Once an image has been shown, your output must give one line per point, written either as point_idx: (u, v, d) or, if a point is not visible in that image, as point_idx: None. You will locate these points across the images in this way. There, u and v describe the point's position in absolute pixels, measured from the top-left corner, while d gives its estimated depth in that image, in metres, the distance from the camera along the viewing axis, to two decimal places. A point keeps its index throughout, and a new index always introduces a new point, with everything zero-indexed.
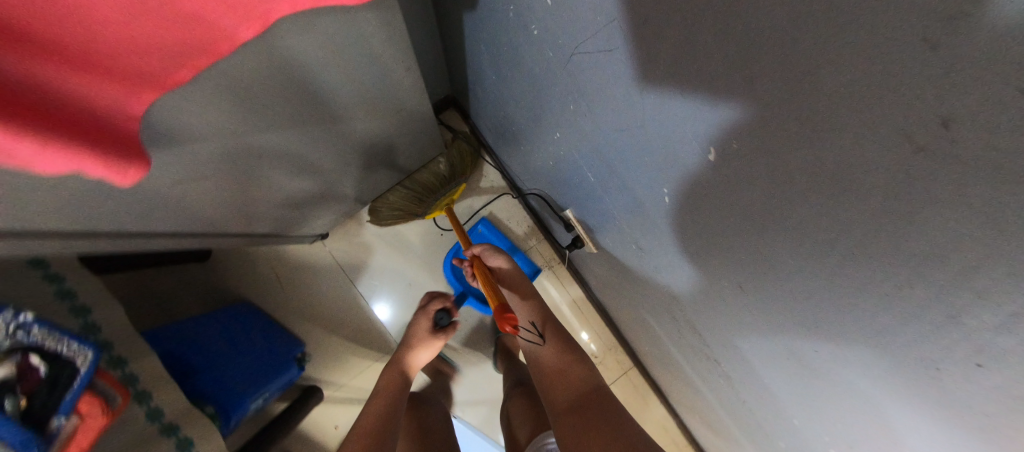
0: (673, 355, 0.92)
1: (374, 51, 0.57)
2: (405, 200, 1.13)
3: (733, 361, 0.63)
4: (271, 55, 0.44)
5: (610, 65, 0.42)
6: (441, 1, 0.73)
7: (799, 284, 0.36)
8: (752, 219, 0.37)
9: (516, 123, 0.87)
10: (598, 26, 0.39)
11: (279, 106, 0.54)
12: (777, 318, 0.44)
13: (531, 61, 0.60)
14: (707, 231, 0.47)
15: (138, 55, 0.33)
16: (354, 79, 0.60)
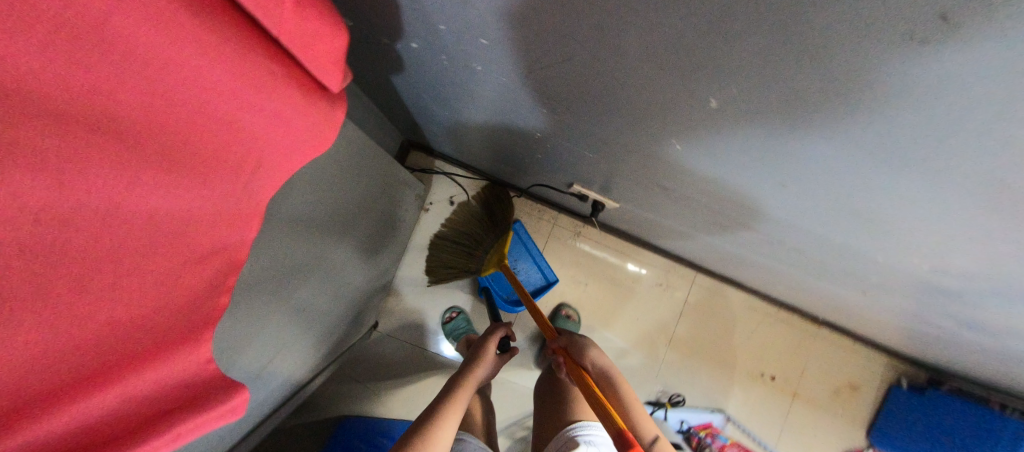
0: (735, 258, 0.94)
1: (342, 167, 0.56)
2: (458, 256, 1.10)
3: (801, 245, 0.64)
4: (271, 235, 0.44)
5: (572, 67, 0.41)
6: (362, 76, 0.71)
7: (846, 170, 0.37)
8: (776, 138, 0.37)
9: (486, 139, 0.86)
10: (546, 41, 0.38)
11: (296, 266, 0.54)
12: (834, 200, 0.44)
13: (480, 88, 0.59)
14: (730, 160, 0.47)
15: (177, 316, 0.33)
16: (339, 200, 0.60)
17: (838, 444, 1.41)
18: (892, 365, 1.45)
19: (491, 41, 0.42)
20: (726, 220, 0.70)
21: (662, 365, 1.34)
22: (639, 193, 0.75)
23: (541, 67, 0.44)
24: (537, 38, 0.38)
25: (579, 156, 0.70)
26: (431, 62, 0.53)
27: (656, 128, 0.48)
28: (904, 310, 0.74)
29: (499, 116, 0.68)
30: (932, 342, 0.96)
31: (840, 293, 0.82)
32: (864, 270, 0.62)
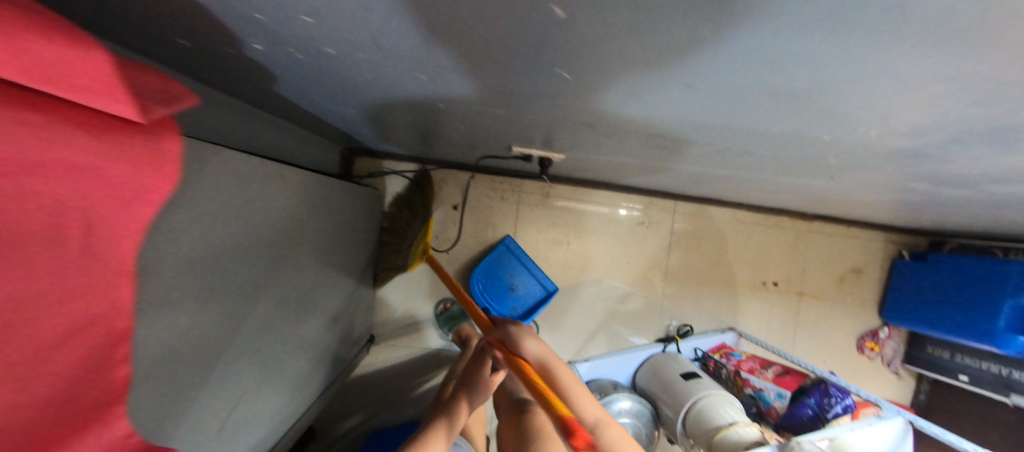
0: (699, 176, 0.89)
1: (239, 202, 0.51)
2: (388, 258, 1.13)
3: (749, 149, 0.59)
4: (162, 301, 0.40)
5: (413, 25, 0.34)
6: (243, 94, 0.64)
7: (754, 58, 0.31)
8: (663, 45, 0.31)
9: (409, 126, 0.80)
10: (359, 2, 0.31)
11: (220, 319, 0.50)
12: (760, 90, 0.38)
13: (358, 75, 0.52)
14: (637, 81, 0.41)
15: (61, 432, 0.26)
16: (252, 234, 0.55)
17: (852, 329, 1.42)
18: (889, 240, 1.44)
19: (315, 19, 0.35)
20: (668, 144, 0.64)
21: (664, 301, 1.34)
22: (573, 139, 0.69)
23: (390, 35, 0.37)
24: (349, 0, 0.31)
25: (499, 119, 0.64)
26: (294, 59, 0.47)
27: (545, 73, 0.42)
28: (875, 184, 0.70)
29: (399, 98, 0.62)
30: (920, 208, 0.93)
31: (810, 184, 0.78)
32: (821, 156, 0.57)
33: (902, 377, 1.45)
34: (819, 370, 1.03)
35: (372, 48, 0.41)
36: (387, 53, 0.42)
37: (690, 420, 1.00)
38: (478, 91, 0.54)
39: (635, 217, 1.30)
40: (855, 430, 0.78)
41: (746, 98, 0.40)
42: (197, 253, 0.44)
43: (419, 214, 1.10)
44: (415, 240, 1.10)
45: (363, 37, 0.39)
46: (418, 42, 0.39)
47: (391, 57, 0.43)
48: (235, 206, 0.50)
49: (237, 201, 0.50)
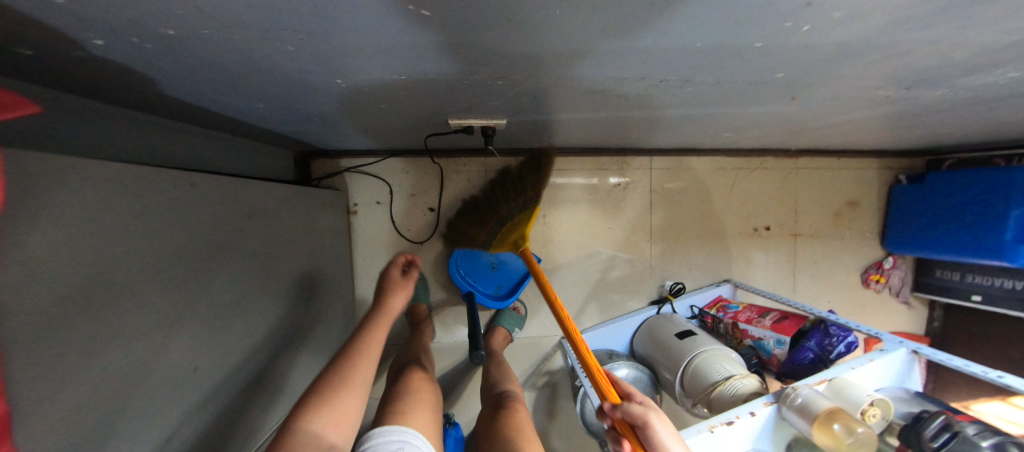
0: (658, 124, 0.82)
1: (134, 225, 0.47)
2: (471, 223, 1.05)
3: (690, 80, 0.53)
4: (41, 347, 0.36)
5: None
6: (139, 108, 0.59)
7: None
8: None
9: (337, 118, 0.74)
10: None
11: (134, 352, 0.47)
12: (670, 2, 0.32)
13: (237, 67, 0.47)
14: (530, 18, 0.35)
15: None
16: (163, 258, 0.51)
17: (855, 265, 1.35)
18: (885, 166, 1.36)
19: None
20: (603, 90, 0.58)
21: (653, 262, 1.28)
22: (503, 100, 0.63)
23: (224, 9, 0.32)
24: None
25: (415, 92, 0.59)
26: (151, 55, 0.42)
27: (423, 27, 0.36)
28: (844, 97, 0.62)
29: (300, 88, 0.56)
30: (906, 122, 0.85)
31: (774, 111, 0.71)
32: (767, 75, 0.51)
33: (913, 306, 1.38)
34: (817, 311, 0.98)
35: (215, 27, 0.35)
36: (236, 32, 0.37)
37: (686, 379, 0.97)
38: (376, 68, 0.48)
39: (612, 179, 1.24)
40: (855, 368, 0.73)
41: (654, 11, 0.34)
42: (78, 286, 0.39)
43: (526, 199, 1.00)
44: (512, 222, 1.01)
45: (195, 16, 0.33)
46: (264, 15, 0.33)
47: (246, 36, 0.37)
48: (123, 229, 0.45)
49: (125, 222, 0.46)
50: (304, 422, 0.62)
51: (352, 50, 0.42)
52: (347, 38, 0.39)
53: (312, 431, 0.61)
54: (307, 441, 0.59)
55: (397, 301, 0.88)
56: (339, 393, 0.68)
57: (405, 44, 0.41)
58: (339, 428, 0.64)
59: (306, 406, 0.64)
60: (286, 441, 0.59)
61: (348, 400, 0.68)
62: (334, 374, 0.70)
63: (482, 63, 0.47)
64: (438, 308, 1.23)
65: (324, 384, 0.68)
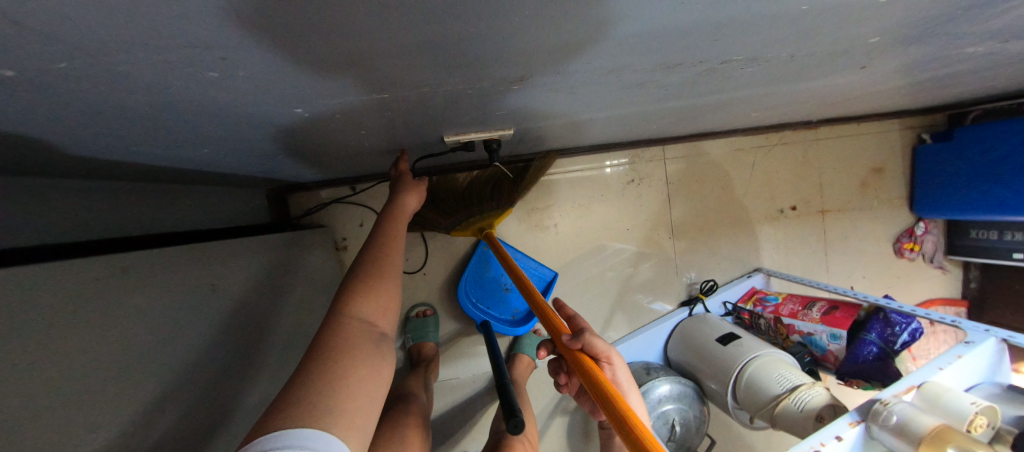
0: (688, 113, 0.71)
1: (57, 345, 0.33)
2: (431, 204, 0.85)
3: (762, 57, 0.41)
4: None
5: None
6: (46, 171, 0.44)
7: None
8: None
9: (310, 149, 0.61)
10: None
11: None
12: None
13: (164, 109, 0.33)
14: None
15: None
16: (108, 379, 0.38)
17: (886, 235, 1.28)
18: (907, 126, 1.27)
19: None
20: (645, 83, 0.46)
21: (678, 260, 1.18)
22: (517, 108, 0.51)
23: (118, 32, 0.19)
24: None
25: (408, 113, 0.46)
26: (18, 113, 0.28)
27: (441, 25, 0.24)
28: (923, 61, 0.52)
29: (259, 124, 0.43)
30: (957, 80, 0.76)
31: (829, 84, 0.61)
32: (862, 41, 0.40)
33: (947, 270, 1.32)
34: (870, 296, 0.89)
35: (93, 63, 0.22)
36: (133, 66, 0.24)
37: (740, 391, 0.87)
38: (360, 90, 0.35)
39: (618, 166, 1.12)
40: (943, 369, 0.64)
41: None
42: None
43: (499, 202, 0.86)
44: (476, 218, 0.85)
45: (50, 50, 0.20)
46: (192, 37, 0.20)
47: (163, 67, 0.24)
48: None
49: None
50: (352, 309, 0.52)
51: (328, 68, 0.29)
52: (308, 55, 0.26)
53: (361, 319, 0.52)
54: (360, 328, 0.51)
55: (412, 200, 0.70)
56: (384, 274, 0.57)
57: (394, 55, 0.28)
58: (391, 315, 0.55)
59: (349, 291, 0.54)
60: (340, 330, 0.49)
61: (392, 283, 0.58)
62: (371, 256, 0.59)
63: (501, 69, 0.35)
64: (452, 340, 1.11)
65: (363, 267, 0.57)
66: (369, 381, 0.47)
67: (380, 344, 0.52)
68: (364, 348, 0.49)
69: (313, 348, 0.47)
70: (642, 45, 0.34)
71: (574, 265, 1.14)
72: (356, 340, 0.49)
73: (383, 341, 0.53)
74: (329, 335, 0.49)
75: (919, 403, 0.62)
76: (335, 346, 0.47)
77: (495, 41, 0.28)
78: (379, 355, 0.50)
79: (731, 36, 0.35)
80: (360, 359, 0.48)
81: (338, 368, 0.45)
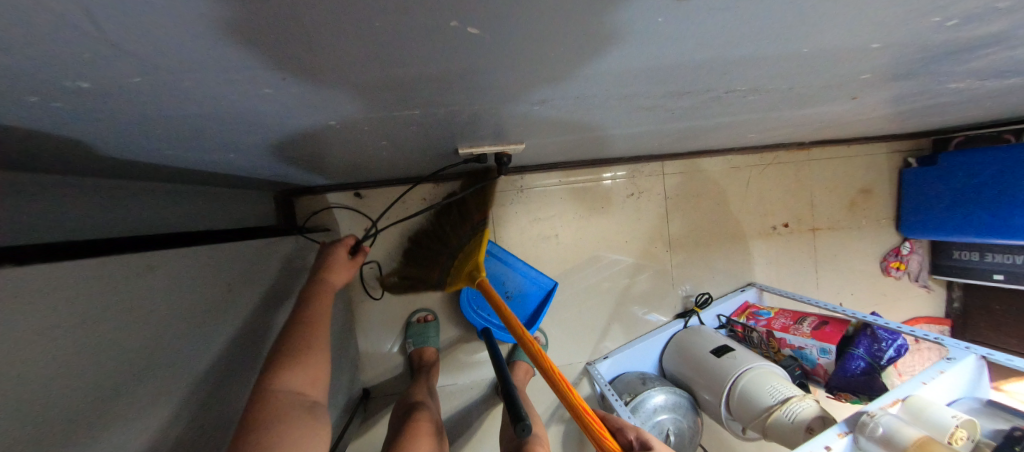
0: (690, 133, 0.75)
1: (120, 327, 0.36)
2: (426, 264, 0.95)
3: (764, 86, 0.45)
4: None
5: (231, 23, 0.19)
6: (76, 170, 0.46)
7: None
8: None
9: (328, 156, 0.63)
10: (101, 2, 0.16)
11: None
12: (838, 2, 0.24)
13: (205, 118, 0.35)
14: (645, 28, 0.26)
15: None
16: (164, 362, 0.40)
17: (874, 254, 1.33)
18: (894, 150, 1.33)
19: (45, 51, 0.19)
20: (657, 106, 0.50)
21: (675, 272, 1.21)
22: (533, 125, 0.54)
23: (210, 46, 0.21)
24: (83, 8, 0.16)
25: (428, 127, 0.48)
26: (78, 116, 0.31)
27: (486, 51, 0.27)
28: (911, 94, 0.57)
29: (288, 133, 0.45)
30: (935, 112, 0.82)
31: (825, 111, 0.66)
32: (850, 76, 0.44)
33: (931, 289, 1.38)
34: (858, 313, 0.92)
35: (175, 79, 0.26)
36: (201, 79, 0.26)
37: (734, 402, 0.89)
38: (393, 104, 0.38)
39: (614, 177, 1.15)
40: (927, 384, 0.68)
41: (780, 11, 0.25)
42: None
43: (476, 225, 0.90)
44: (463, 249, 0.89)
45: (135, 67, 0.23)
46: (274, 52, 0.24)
47: (225, 78, 0.26)
48: (49, 352, 0.34)
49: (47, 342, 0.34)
50: (282, 383, 0.52)
51: (370, 83, 0.31)
52: (357, 72, 0.29)
53: (291, 391, 0.52)
54: (291, 400, 0.51)
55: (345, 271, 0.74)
56: (318, 348, 0.58)
57: (430, 75, 0.31)
58: (323, 383, 0.56)
59: (278, 367, 0.53)
60: (269, 404, 0.49)
61: (319, 355, 0.58)
62: (298, 332, 0.58)
63: (529, 90, 0.38)
64: (452, 346, 1.12)
65: (293, 342, 0.57)
66: (305, 449, 0.46)
67: (313, 411, 0.52)
68: (298, 417, 0.49)
69: (237, 439, 0.45)
70: (658, 75, 0.37)
71: (574, 275, 1.16)
72: (288, 413, 0.49)
73: (316, 408, 0.53)
74: (257, 413, 0.47)
75: (905, 416, 0.65)
76: (266, 420, 0.47)
77: (531, 67, 0.32)
78: (312, 421, 0.50)
79: (739, 70, 0.38)
80: (296, 428, 0.47)
81: (273, 443, 0.44)
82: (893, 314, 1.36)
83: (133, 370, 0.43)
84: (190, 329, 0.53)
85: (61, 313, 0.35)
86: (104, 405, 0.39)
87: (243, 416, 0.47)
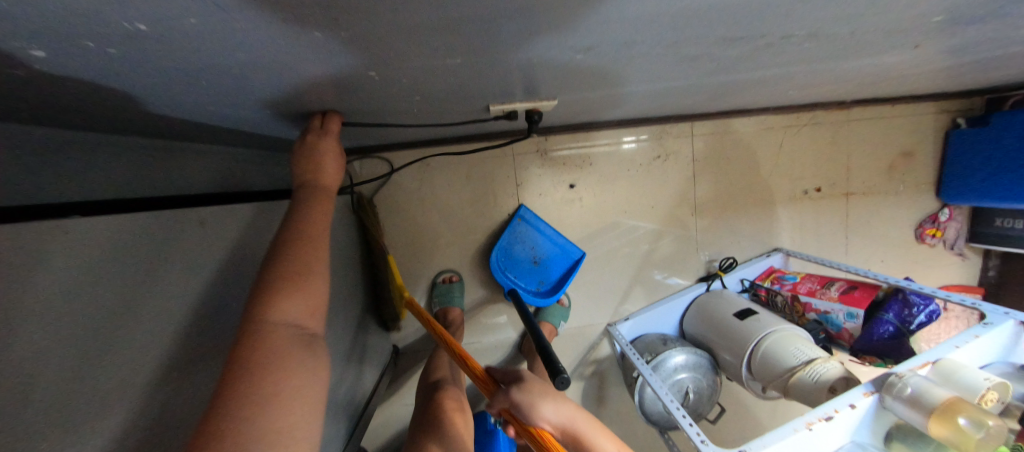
0: (730, 88, 0.71)
1: None
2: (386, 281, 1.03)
3: (826, 30, 0.41)
4: None
5: None
6: (122, 127, 0.47)
7: None
8: None
9: (358, 114, 0.62)
10: None
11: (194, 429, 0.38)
12: None
13: (250, 66, 0.35)
14: None
15: None
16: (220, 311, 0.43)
17: (908, 220, 1.28)
18: (943, 109, 1.24)
19: None
20: (704, 54, 0.47)
21: (699, 237, 1.19)
22: (572, 76, 0.52)
23: None
24: None
25: (465, 76, 0.47)
26: (121, 64, 0.30)
27: None
28: (987, 38, 0.52)
29: (325, 84, 0.44)
30: (1002, 63, 0.74)
31: (880, 63, 0.61)
32: (918, 20, 0.41)
33: (966, 257, 1.34)
34: (890, 278, 0.91)
35: (227, 20, 0.25)
36: (255, 19, 0.25)
37: (755, 362, 0.91)
38: (436, 46, 0.36)
39: (641, 145, 1.11)
40: (960, 347, 0.67)
41: None
42: None
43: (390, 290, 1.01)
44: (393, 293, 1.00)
45: (198, 4, 0.22)
46: None
47: (268, 17, 0.25)
48: (123, 295, 0.36)
49: (120, 286, 0.36)
50: (276, 315, 0.44)
51: (417, 25, 0.30)
52: (408, 15, 0.28)
53: (289, 322, 0.45)
54: (288, 334, 0.45)
55: (337, 172, 0.59)
56: (314, 271, 0.49)
57: (480, 13, 0.29)
58: (323, 314, 0.50)
59: (269, 290, 0.45)
60: (263, 338, 0.42)
61: (320, 281, 0.50)
62: (291, 250, 0.49)
63: (580, 32, 0.36)
64: (477, 307, 1.16)
65: (285, 261, 0.48)
66: (304, 393, 0.43)
67: (313, 347, 0.47)
68: (297, 355, 0.44)
69: (224, 380, 0.39)
70: (719, 16, 0.35)
71: (597, 240, 1.16)
72: (286, 349, 0.43)
73: (315, 342, 0.48)
74: (251, 350, 0.41)
75: (934, 377, 0.66)
76: (258, 360, 0.41)
77: (588, 4, 0.30)
78: (312, 359, 0.45)
79: (805, 11, 0.35)
80: (293, 370, 0.42)
81: (270, 389, 0.40)
82: (921, 281, 1.33)
83: (190, 320, 0.45)
84: (233, 282, 0.54)
85: (127, 262, 0.37)
86: (169, 350, 0.42)
87: (231, 350, 0.41)
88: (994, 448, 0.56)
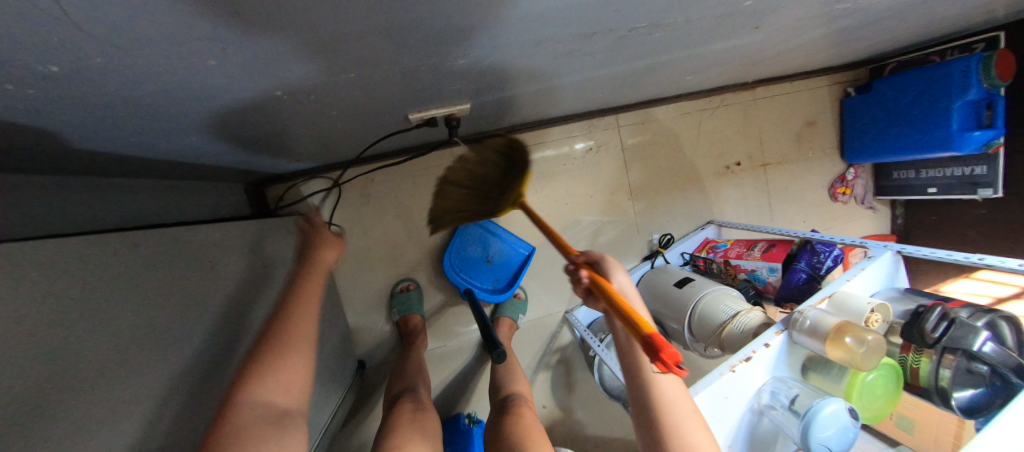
0: (628, 79, 0.80)
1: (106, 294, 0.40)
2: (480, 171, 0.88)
3: (664, 21, 0.50)
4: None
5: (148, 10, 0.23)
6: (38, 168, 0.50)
7: None
8: None
9: (282, 134, 0.66)
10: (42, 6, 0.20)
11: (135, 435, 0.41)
12: None
13: (157, 96, 0.39)
14: None
15: None
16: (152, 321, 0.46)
17: (821, 182, 1.43)
18: (834, 82, 1.41)
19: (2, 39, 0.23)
20: (573, 50, 0.55)
21: (639, 220, 1.29)
22: (471, 80, 0.59)
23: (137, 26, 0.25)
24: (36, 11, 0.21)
25: (370, 89, 0.53)
26: (32, 103, 0.33)
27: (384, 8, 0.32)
28: (812, 15, 0.62)
29: (237, 106, 0.48)
30: (852, 36, 0.88)
31: (739, 45, 0.72)
32: (733, 7, 0.50)
33: (876, 208, 1.50)
34: (800, 233, 1.02)
35: (123, 59, 0.30)
36: (150, 55, 0.30)
37: (694, 324, 0.98)
38: (327, 65, 0.42)
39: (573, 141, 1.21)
40: (850, 280, 0.77)
41: None
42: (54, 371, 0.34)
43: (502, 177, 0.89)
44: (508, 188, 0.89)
45: (88, 49, 0.27)
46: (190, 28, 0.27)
47: (155, 53, 0.30)
48: None
49: None
50: (253, 391, 0.45)
51: (298, 47, 0.36)
52: (283, 41, 0.33)
53: (264, 400, 0.45)
54: (260, 412, 0.44)
55: (328, 254, 0.69)
56: (294, 344, 0.51)
57: (347, 32, 0.35)
58: (302, 390, 0.49)
59: (250, 367, 0.47)
60: (236, 417, 0.42)
61: (302, 356, 0.51)
62: (275, 328, 0.51)
63: (452, 41, 0.43)
64: (438, 312, 1.20)
65: (270, 336, 0.50)
66: None
67: (286, 427, 0.45)
68: (265, 435, 0.42)
69: None
70: (562, 17, 0.42)
71: (546, 233, 1.23)
72: (256, 428, 0.42)
73: (290, 422, 0.46)
74: (222, 432, 0.40)
75: (831, 309, 0.75)
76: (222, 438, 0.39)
77: (441, 17, 0.36)
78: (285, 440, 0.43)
79: (630, 6, 0.43)
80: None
81: None
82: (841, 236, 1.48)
83: None
84: None
85: None
86: None
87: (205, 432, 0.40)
88: (878, 359, 0.65)
